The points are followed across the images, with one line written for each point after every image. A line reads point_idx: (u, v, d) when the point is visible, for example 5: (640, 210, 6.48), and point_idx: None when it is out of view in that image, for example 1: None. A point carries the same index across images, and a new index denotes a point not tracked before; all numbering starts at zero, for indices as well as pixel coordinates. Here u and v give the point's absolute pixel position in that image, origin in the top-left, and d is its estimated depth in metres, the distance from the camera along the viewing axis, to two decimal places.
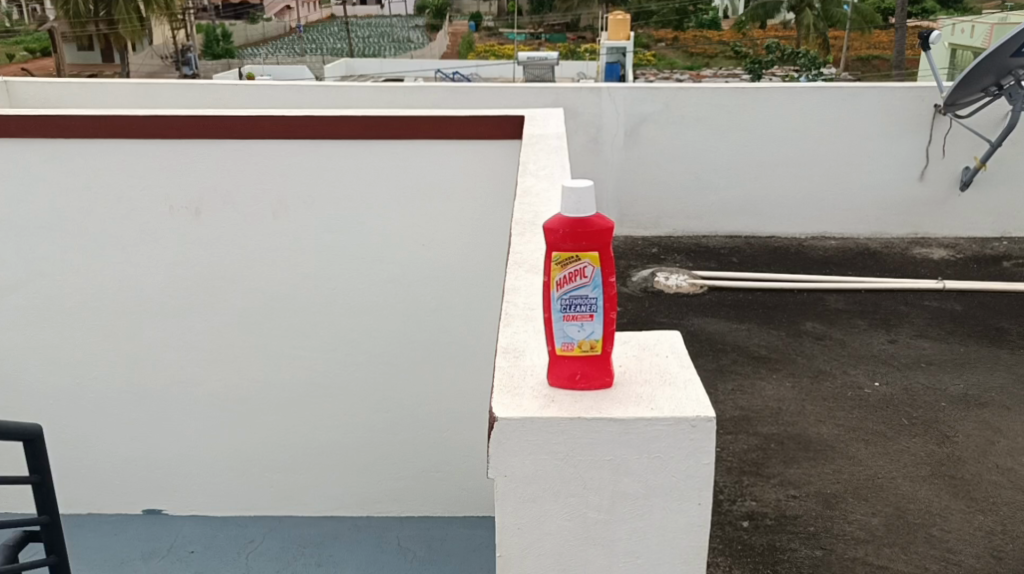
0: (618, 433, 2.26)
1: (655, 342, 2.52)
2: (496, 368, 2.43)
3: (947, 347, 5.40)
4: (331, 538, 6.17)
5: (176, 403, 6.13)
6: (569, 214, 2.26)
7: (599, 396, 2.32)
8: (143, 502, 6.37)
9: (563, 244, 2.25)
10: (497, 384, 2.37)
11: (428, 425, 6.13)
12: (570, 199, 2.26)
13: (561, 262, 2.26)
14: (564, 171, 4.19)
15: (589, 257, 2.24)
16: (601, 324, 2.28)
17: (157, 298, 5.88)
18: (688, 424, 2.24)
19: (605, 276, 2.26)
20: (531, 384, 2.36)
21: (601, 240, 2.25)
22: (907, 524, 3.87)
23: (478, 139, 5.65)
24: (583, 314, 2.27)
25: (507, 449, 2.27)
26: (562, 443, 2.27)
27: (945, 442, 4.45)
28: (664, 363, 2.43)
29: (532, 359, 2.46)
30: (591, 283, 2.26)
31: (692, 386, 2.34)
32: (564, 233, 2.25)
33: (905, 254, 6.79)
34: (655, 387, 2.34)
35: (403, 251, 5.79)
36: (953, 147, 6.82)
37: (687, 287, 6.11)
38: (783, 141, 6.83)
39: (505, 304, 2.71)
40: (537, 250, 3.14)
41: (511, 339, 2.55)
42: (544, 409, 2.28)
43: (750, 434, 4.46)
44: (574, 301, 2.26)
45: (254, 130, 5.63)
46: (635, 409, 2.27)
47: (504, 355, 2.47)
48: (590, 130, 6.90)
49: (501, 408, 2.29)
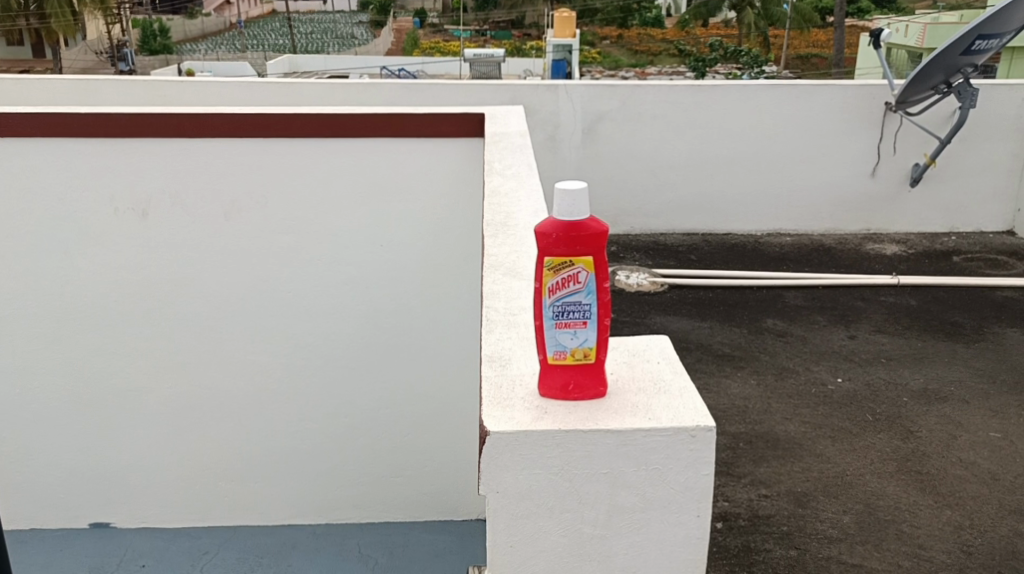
0: (616, 446, 2.20)
1: (645, 348, 2.47)
2: (483, 378, 2.37)
3: (905, 342, 5.43)
4: (289, 548, 6.08)
5: (125, 411, 5.95)
6: (564, 216, 2.19)
7: (593, 406, 2.26)
8: (89, 514, 6.19)
9: (556, 248, 2.19)
10: (486, 395, 2.29)
11: (387, 429, 6.04)
12: (564, 201, 2.20)
13: (554, 267, 2.20)
14: (531, 170, 4.14)
15: (583, 262, 2.19)
16: (595, 332, 2.23)
17: (105, 302, 5.71)
18: (687, 435, 2.20)
19: (599, 281, 2.20)
20: (522, 395, 2.29)
21: (596, 244, 2.19)
22: (878, 520, 3.88)
23: (436, 137, 5.57)
24: (576, 321, 2.22)
25: (500, 465, 2.20)
26: (556, 457, 2.20)
27: (909, 437, 4.46)
28: (656, 370, 2.38)
29: (520, 368, 2.39)
30: (585, 288, 2.20)
31: (689, 393, 2.29)
32: (558, 237, 2.18)
33: (860, 249, 6.83)
34: (650, 396, 2.29)
35: (361, 252, 5.68)
36: (904, 144, 6.88)
37: (647, 286, 6.10)
38: (739, 139, 6.84)
39: (486, 310, 2.64)
40: (512, 251, 3.08)
41: (496, 346, 2.48)
42: (537, 421, 2.21)
43: (718, 434, 4.47)
44: (568, 308, 2.21)
45: (206, 128, 5.50)
46: (633, 420, 2.21)
47: (490, 364, 2.40)
48: (547, 128, 6.84)
49: (494, 422, 2.21)
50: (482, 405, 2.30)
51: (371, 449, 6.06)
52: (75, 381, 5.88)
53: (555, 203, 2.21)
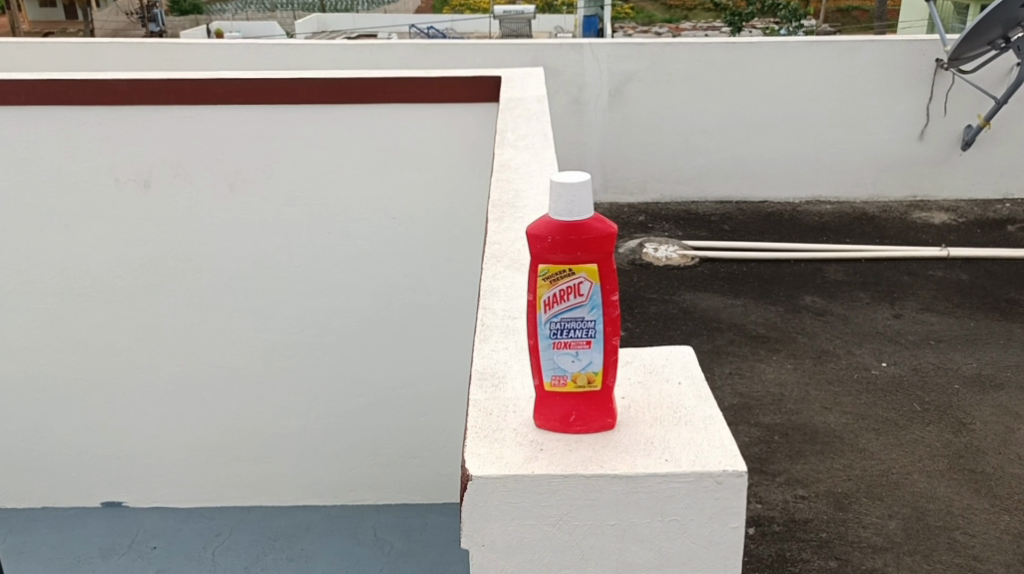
0: (625, 493, 1.86)
1: (663, 364, 2.12)
2: (470, 403, 2.03)
3: (955, 322, 5.03)
4: (302, 531, 5.82)
5: (133, 391, 5.67)
6: (562, 216, 1.86)
7: (598, 440, 1.92)
8: (101, 494, 5.92)
9: (552, 254, 1.86)
10: (471, 426, 1.96)
11: (401, 410, 5.72)
12: (562, 197, 1.87)
13: (550, 277, 1.87)
14: (546, 141, 3.78)
15: (585, 270, 1.86)
16: (601, 354, 1.89)
17: (106, 279, 5.39)
18: (712, 482, 1.85)
19: (605, 294, 1.87)
20: (515, 427, 1.95)
21: (601, 249, 1.86)
22: (928, 527, 3.52)
23: (450, 102, 5.14)
24: (578, 341, 1.88)
25: (486, 516, 1.87)
26: (554, 506, 1.87)
27: (961, 430, 4.10)
28: (676, 394, 2.03)
29: (515, 390, 2.05)
30: (588, 302, 1.87)
31: (715, 427, 1.95)
32: (555, 241, 1.85)
33: (905, 218, 6.41)
34: (667, 429, 1.94)
35: (372, 227, 5.32)
36: (955, 105, 6.42)
37: (677, 259, 5.71)
38: (777, 100, 6.41)
39: (480, 313, 2.30)
40: (516, 237, 2.74)
41: (489, 361, 2.14)
42: (530, 461, 1.88)
43: (751, 426, 4.12)
44: (567, 324, 1.88)
45: (207, 95, 5.08)
46: (646, 462, 1.87)
47: (480, 384, 2.06)
48: (572, 90, 6.44)
49: (479, 463, 1.88)
50: (466, 438, 1.96)
51: (387, 429, 5.77)
52: (80, 360, 5.58)
53: (553, 200, 1.87)
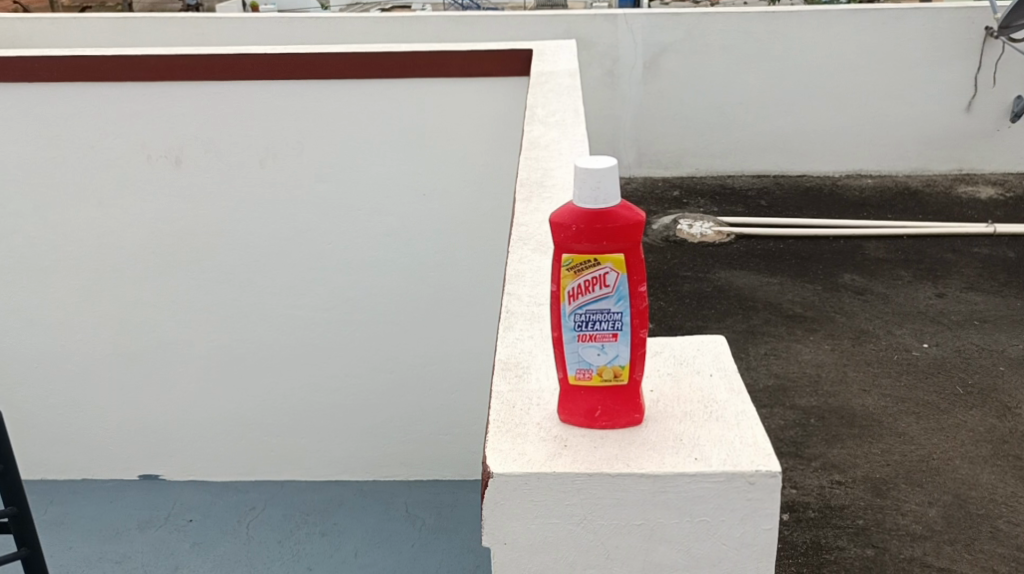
0: (652, 493, 1.76)
1: (694, 355, 2.03)
2: (492, 395, 1.95)
3: (1000, 301, 4.95)
4: (335, 506, 5.63)
5: (166, 367, 5.56)
6: (587, 203, 1.79)
7: (625, 436, 1.83)
8: (139, 467, 5.79)
9: (576, 243, 1.78)
10: (493, 419, 1.87)
11: (433, 387, 5.54)
12: (588, 182, 1.79)
13: (574, 267, 1.79)
14: (577, 116, 3.70)
15: (611, 260, 1.78)
16: (628, 346, 1.81)
17: (139, 254, 5.29)
18: (744, 482, 1.75)
19: (633, 284, 1.79)
20: (538, 421, 1.86)
21: (628, 238, 1.78)
22: (970, 515, 3.45)
23: (482, 77, 4.90)
24: (604, 333, 1.81)
25: (506, 515, 1.78)
26: (578, 505, 1.77)
27: (1005, 415, 4.03)
28: (708, 387, 1.94)
29: (539, 382, 1.97)
30: (615, 294, 1.79)
31: (748, 424, 1.85)
32: (579, 230, 1.78)
33: (949, 193, 6.26)
34: (697, 425, 1.85)
35: (405, 203, 5.14)
36: (1004, 75, 6.23)
37: (712, 236, 5.60)
38: (816, 72, 6.26)
39: (505, 300, 2.23)
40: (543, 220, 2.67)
41: (513, 350, 2.07)
42: (554, 458, 1.79)
43: (786, 408, 4.03)
44: (592, 316, 1.80)
45: (237, 71, 4.91)
46: (674, 460, 1.77)
47: (503, 374, 1.99)
48: (605, 62, 6.28)
49: (499, 459, 1.79)
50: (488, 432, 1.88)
51: (419, 406, 5.59)
52: (113, 336, 5.49)
53: (577, 185, 1.80)
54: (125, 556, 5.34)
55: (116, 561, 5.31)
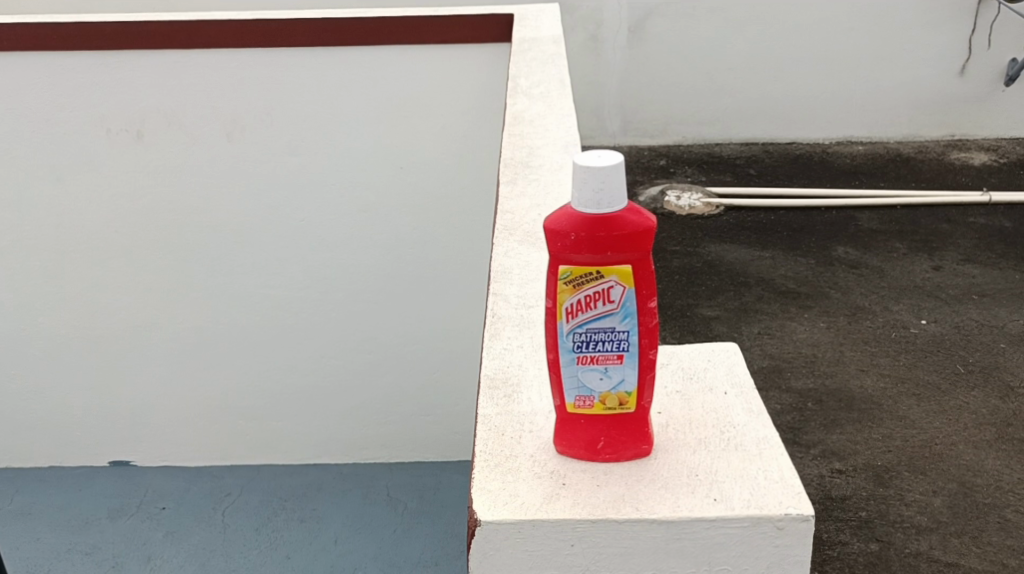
0: (664, 541, 1.53)
1: (705, 369, 1.82)
2: (477, 419, 1.72)
3: (998, 274, 4.81)
4: (312, 490, 5.44)
5: (133, 350, 5.34)
6: (589, 208, 1.55)
7: (632, 471, 1.59)
8: (108, 453, 5.59)
9: (575, 254, 1.54)
10: (480, 451, 1.63)
11: (414, 366, 5.32)
12: (589, 183, 1.54)
13: (573, 280, 1.56)
14: (563, 88, 3.49)
15: (616, 272, 1.54)
16: (635, 370, 1.58)
17: (103, 233, 5.06)
18: (772, 527, 1.52)
19: (640, 299, 1.56)
20: (533, 455, 1.63)
21: (634, 247, 1.54)
22: (976, 505, 3.30)
23: (460, 43, 4.61)
24: (608, 355, 1.57)
25: (496, 568, 1.55)
26: (580, 554, 1.54)
27: (1008, 395, 3.89)
28: (724, 410, 1.71)
29: (531, 404, 1.74)
30: (620, 311, 1.56)
31: (772, 453, 1.62)
32: (579, 239, 1.53)
33: (942, 159, 6.08)
34: (714, 456, 1.62)
35: (381, 177, 4.89)
36: (999, 37, 6.09)
37: (700, 208, 5.40)
38: (807, 34, 6.06)
39: (491, 303, 2.03)
40: (535, 213, 2.47)
41: (500, 363, 1.87)
42: (551, 501, 1.55)
43: (782, 391, 3.86)
44: (593, 337, 1.56)
45: (199, 38, 4.61)
46: (690, 501, 1.54)
47: (489, 394, 1.76)
48: (589, 26, 6.02)
49: (488, 502, 1.55)
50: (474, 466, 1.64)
51: (399, 387, 5.38)
52: (78, 318, 5.27)
53: (577, 186, 1.54)
54: (95, 548, 5.11)
55: (86, 553, 5.08)
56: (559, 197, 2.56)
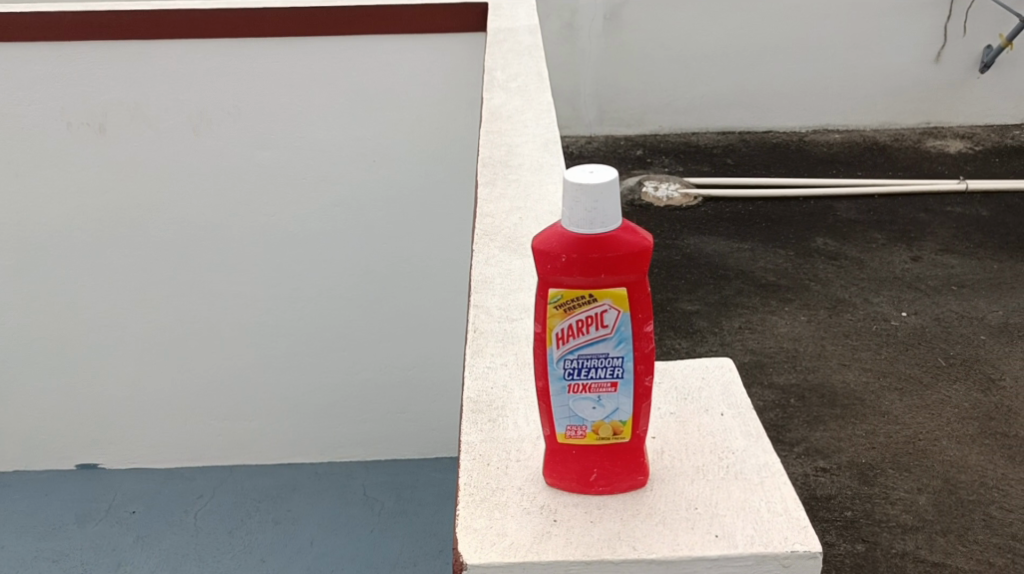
0: None
1: (701, 388, 1.84)
2: (461, 447, 1.73)
3: (976, 264, 4.79)
4: (287, 491, 5.35)
5: (100, 350, 5.22)
6: (579, 226, 1.57)
7: (627, 502, 1.62)
8: (76, 456, 5.48)
9: (568, 276, 1.57)
10: (465, 485, 1.65)
11: (390, 363, 5.25)
12: (581, 202, 1.56)
13: (564, 304, 1.58)
14: (541, 81, 3.41)
15: (610, 295, 1.57)
16: (628, 398, 1.61)
17: (67, 231, 4.93)
18: (776, 564, 1.57)
19: (633, 325, 1.59)
20: (523, 487, 1.65)
21: (629, 269, 1.57)
22: (960, 501, 3.27)
23: (434, 33, 4.50)
24: (601, 383, 1.60)
25: None
26: None
27: (990, 389, 3.86)
28: (722, 434, 1.75)
29: (517, 430, 1.76)
30: (614, 337, 1.58)
31: (773, 482, 1.67)
32: (571, 261, 1.56)
33: (918, 147, 6.06)
34: (713, 487, 1.66)
35: (353, 171, 4.80)
36: (975, 25, 6.06)
37: (678, 199, 5.34)
38: (783, 22, 6.00)
39: (474, 316, 2.01)
40: (515, 217, 2.43)
41: (483, 385, 1.86)
42: (542, 539, 1.58)
43: (764, 388, 3.81)
44: (585, 364, 1.59)
45: (165, 29, 4.49)
46: (690, 537, 1.58)
47: (473, 419, 1.77)
48: (564, 14, 5.92)
49: (479, 542, 1.58)
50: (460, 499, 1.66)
51: (374, 384, 5.31)
52: (42, 319, 5.14)
53: (569, 205, 1.56)
54: (63, 555, 4.95)
55: (54, 560, 4.92)
56: (540, 199, 2.51)
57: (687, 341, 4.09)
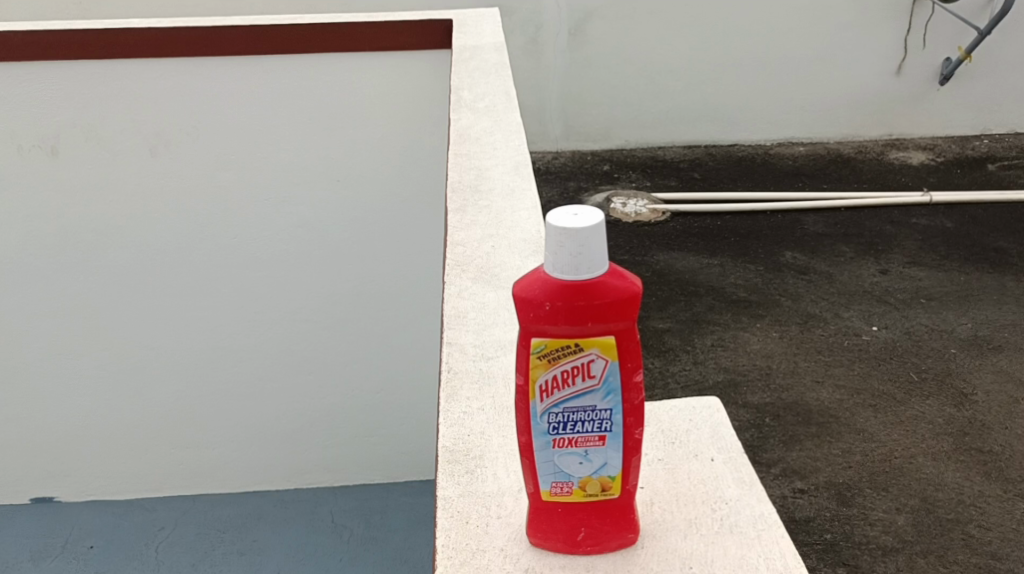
0: None
1: (689, 433, 1.95)
2: (440, 503, 1.84)
3: (944, 276, 4.79)
4: (252, 520, 5.23)
5: (56, 378, 5.07)
6: (565, 272, 1.67)
7: (616, 560, 1.74)
8: (30, 489, 5.32)
9: (553, 326, 1.67)
10: (445, 546, 1.77)
11: (356, 386, 5.16)
12: (568, 247, 1.66)
13: (547, 354, 1.68)
14: (508, 101, 3.35)
15: (596, 345, 1.67)
16: (616, 452, 1.71)
17: (20, 256, 4.79)
18: None
19: (619, 377, 1.69)
20: (505, 545, 1.77)
21: (614, 318, 1.67)
22: (939, 520, 3.25)
23: (396, 51, 4.45)
24: (588, 437, 1.70)
25: None
26: None
27: (963, 403, 3.85)
28: (713, 483, 1.87)
29: (497, 481, 1.86)
30: (600, 389, 1.69)
31: (770, 535, 1.79)
32: (556, 309, 1.66)
33: (882, 159, 6.08)
34: (707, 542, 1.78)
35: (317, 191, 4.71)
36: (935, 37, 6.10)
37: (647, 214, 5.32)
38: (747, 36, 5.99)
39: (447, 357, 2.08)
40: (487, 248, 2.40)
41: (460, 432, 1.95)
42: None
43: (739, 408, 3.78)
44: (569, 417, 1.70)
45: (124, 47, 4.39)
46: None
47: (451, 472, 1.88)
48: (528, 28, 5.86)
49: None
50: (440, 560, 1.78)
51: (341, 407, 5.21)
52: None
53: (555, 250, 1.66)
54: None
55: None
56: (512, 227, 2.47)
57: (659, 361, 4.05)
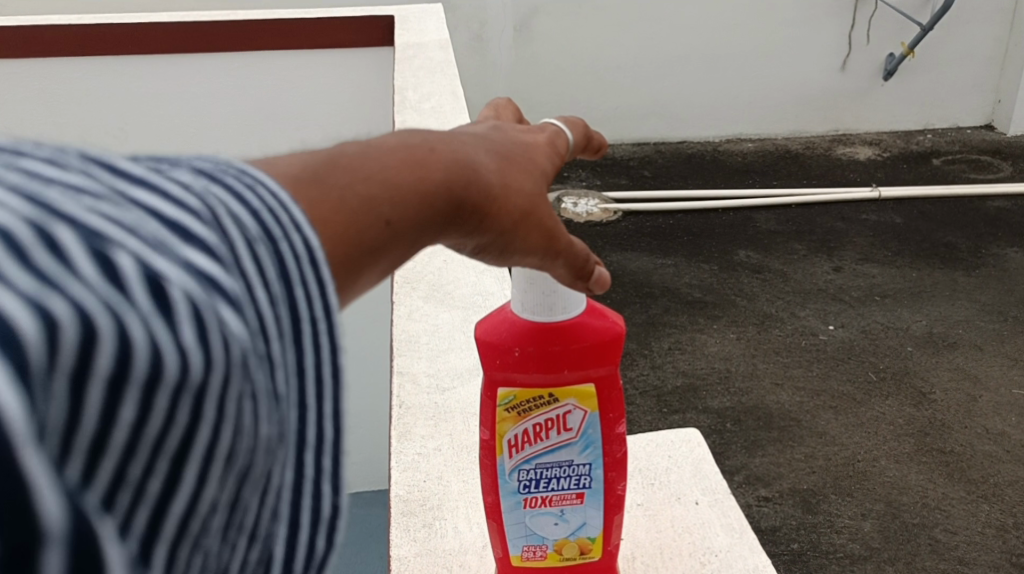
0: None
1: (667, 472, 1.62)
2: (393, 564, 1.43)
3: (897, 273, 4.77)
4: None
5: None
6: (536, 314, 1.19)
7: None
8: None
9: (520, 364, 1.19)
10: None
11: None
12: (537, 284, 1.18)
13: (516, 404, 1.20)
14: (456, 102, 3.22)
15: (574, 392, 1.19)
16: (599, 512, 1.25)
17: None
18: None
19: (604, 424, 1.21)
20: None
21: (597, 351, 1.19)
22: (905, 525, 3.20)
23: (337, 48, 3.83)
24: (564, 495, 1.23)
25: None
26: None
27: (922, 403, 3.81)
28: (698, 531, 1.50)
29: (458, 536, 1.47)
30: (580, 438, 1.21)
31: None
32: (526, 353, 1.19)
33: (829, 155, 6.07)
34: None
35: None
36: (877, 33, 6.10)
37: (598, 214, 5.25)
38: (693, 32, 5.93)
39: (397, 389, 1.76)
40: (439, 263, 2.20)
41: (412, 478, 1.58)
42: None
43: (700, 413, 3.69)
44: (542, 475, 1.22)
45: (35, 46, 3.72)
46: None
47: (405, 526, 1.49)
48: (472, 26, 5.74)
49: None
50: None
51: None
52: None
53: (522, 286, 1.18)
54: None
55: None
56: None
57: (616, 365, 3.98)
